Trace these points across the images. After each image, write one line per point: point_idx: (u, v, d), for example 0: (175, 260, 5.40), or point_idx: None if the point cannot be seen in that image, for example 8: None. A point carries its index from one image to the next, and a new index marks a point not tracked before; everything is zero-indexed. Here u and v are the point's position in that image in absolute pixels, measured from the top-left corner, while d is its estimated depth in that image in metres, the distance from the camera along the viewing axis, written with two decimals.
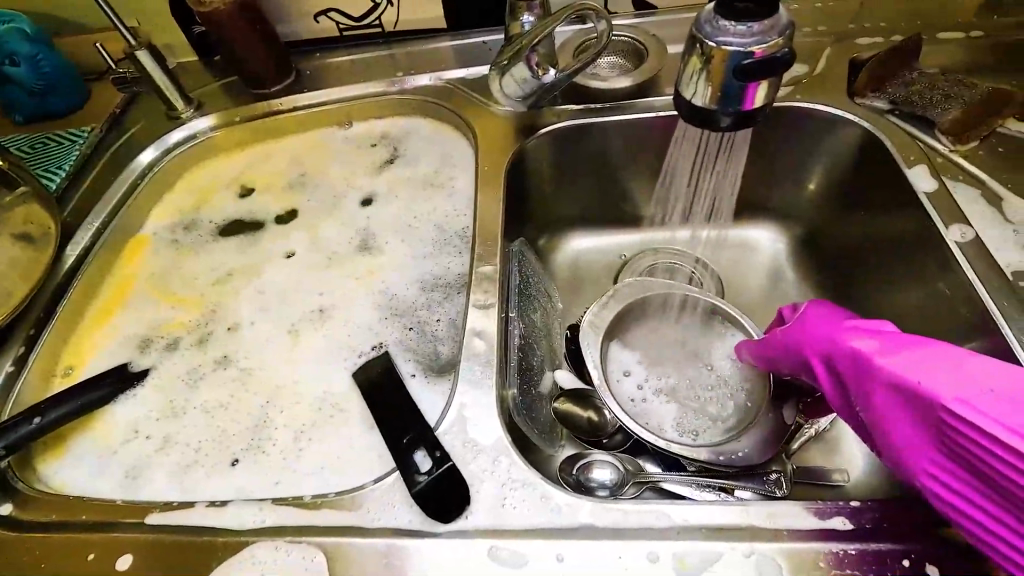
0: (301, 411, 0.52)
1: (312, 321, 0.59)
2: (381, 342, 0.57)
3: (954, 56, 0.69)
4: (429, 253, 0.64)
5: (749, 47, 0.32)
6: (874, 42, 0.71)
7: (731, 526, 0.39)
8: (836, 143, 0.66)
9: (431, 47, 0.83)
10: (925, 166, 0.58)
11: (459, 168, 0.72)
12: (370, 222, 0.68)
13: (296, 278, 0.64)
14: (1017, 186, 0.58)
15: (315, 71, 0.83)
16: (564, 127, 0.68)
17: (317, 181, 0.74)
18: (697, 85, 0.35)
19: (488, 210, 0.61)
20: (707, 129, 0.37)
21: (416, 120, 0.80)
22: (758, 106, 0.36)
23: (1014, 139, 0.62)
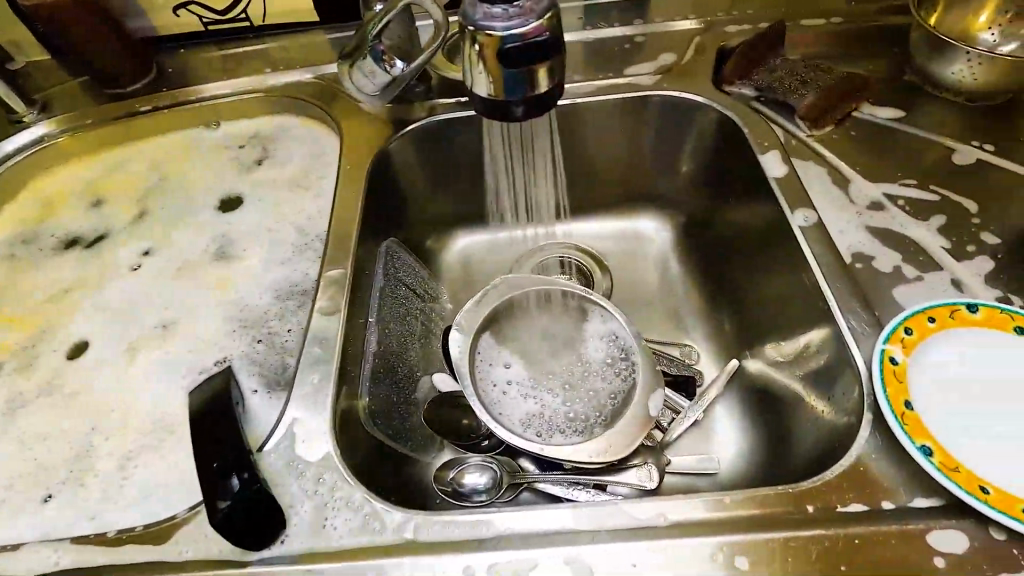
0: (129, 435, 0.50)
1: (155, 338, 0.57)
2: (225, 357, 0.55)
3: (817, 43, 0.71)
4: (286, 260, 0.61)
5: (513, 28, 0.30)
6: (743, 30, 0.72)
7: (554, 531, 0.39)
8: (700, 132, 0.67)
9: (305, 40, 0.79)
10: (777, 152, 0.60)
11: (328, 167, 0.69)
12: (228, 229, 0.65)
13: (148, 292, 0.61)
14: (867, 167, 0.59)
15: (179, 67, 0.78)
16: (433, 121, 0.66)
17: (178, 187, 0.70)
18: (478, 74, 0.33)
19: (344, 211, 0.59)
20: (504, 121, 0.34)
21: (288, 117, 0.75)
22: (548, 93, 0.33)
23: (870, 122, 0.63)
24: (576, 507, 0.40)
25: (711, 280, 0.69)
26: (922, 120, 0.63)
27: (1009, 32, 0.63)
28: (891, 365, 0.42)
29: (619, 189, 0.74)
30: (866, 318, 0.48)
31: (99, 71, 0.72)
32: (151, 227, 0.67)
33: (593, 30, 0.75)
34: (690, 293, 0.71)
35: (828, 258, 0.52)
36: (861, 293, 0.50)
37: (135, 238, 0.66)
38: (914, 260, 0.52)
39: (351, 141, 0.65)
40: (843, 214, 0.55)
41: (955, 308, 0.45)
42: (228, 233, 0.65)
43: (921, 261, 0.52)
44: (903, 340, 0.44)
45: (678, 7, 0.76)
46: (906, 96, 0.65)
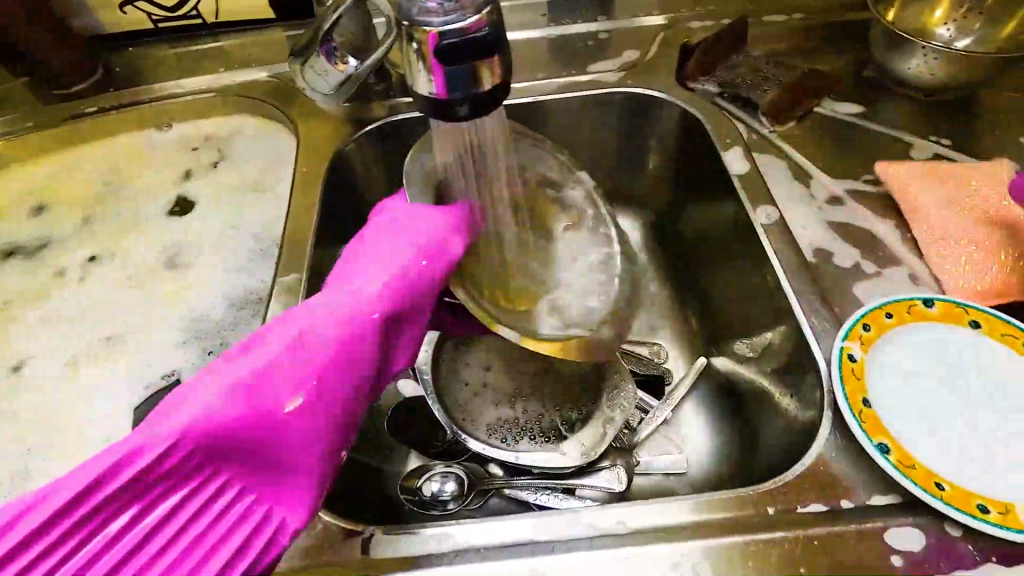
0: (75, 456, 0.48)
1: (102, 351, 0.55)
2: (176, 370, 0.53)
3: (778, 39, 0.71)
4: (241, 267, 0.59)
5: (449, 23, 0.29)
6: (707, 26, 0.72)
7: (514, 543, 0.38)
8: (665, 130, 0.67)
9: (262, 38, 0.76)
10: (740, 149, 0.59)
11: (286, 171, 0.67)
12: (180, 236, 0.63)
13: (95, 302, 0.58)
14: (828, 163, 0.59)
15: (127, 67, 0.74)
16: (393, 121, 0.64)
17: (128, 192, 0.67)
18: (417, 70, 0.31)
19: (299, 216, 0.57)
20: (448, 121, 0.33)
21: (245, 119, 0.72)
22: (491, 91, 0.32)
23: (830, 118, 0.64)
24: (535, 517, 0.39)
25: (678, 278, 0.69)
26: (881, 115, 0.63)
27: (962, 28, 0.64)
28: (850, 362, 0.42)
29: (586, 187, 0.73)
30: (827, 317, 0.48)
31: (39, 71, 0.69)
32: (99, 235, 0.64)
33: (557, 26, 0.74)
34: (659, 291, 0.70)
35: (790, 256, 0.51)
36: (821, 290, 0.50)
37: (82, 247, 0.63)
38: (873, 256, 0.52)
39: (308, 142, 0.63)
40: (804, 211, 0.55)
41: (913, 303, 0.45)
42: (180, 240, 0.62)
43: (880, 256, 0.52)
44: (861, 336, 0.43)
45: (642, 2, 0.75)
46: (866, 91, 0.65)
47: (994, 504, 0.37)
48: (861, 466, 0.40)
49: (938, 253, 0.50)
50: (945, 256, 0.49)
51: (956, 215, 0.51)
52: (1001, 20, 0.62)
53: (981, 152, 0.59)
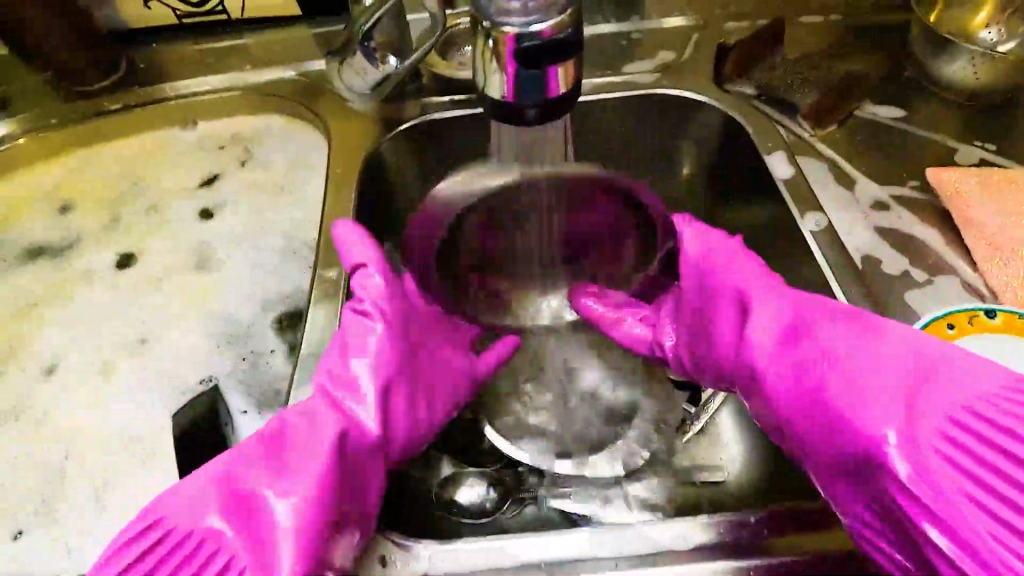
0: (109, 462, 0.48)
1: (132, 355, 0.54)
2: (210, 375, 0.52)
3: (814, 40, 0.70)
4: (272, 270, 0.58)
5: (531, 27, 0.28)
6: (741, 26, 0.71)
7: (571, 559, 0.38)
8: (701, 132, 0.65)
9: (286, 36, 0.74)
10: (782, 152, 0.58)
11: (315, 171, 0.65)
12: (208, 236, 0.62)
13: (124, 304, 0.57)
14: (871, 168, 0.58)
15: (150, 62, 0.73)
16: (425, 121, 0.63)
17: (154, 191, 0.66)
18: (489, 73, 0.30)
19: (333, 217, 0.56)
20: (516, 126, 0.32)
21: (271, 118, 0.71)
22: (565, 96, 0.31)
23: (871, 122, 0.62)
24: (585, 531, 0.39)
25: None
26: (924, 119, 0.62)
27: (1005, 31, 0.63)
28: None
29: None
30: None
31: (63, 65, 0.67)
32: (125, 235, 0.63)
33: (589, 25, 0.73)
34: None
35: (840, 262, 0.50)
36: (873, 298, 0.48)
37: (108, 247, 0.62)
38: (922, 264, 0.51)
39: (339, 143, 0.62)
40: (850, 217, 0.54)
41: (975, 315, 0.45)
42: (208, 241, 0.61)
43: (929, 264, 0.51)
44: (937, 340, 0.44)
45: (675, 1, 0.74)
46: (908, 94, 0.64)
47: None
48: None
49: (990, 261, 0.49)
50: (997, 265, 0.48)
51: (1008, 223, 0.50)
52: None
53: None
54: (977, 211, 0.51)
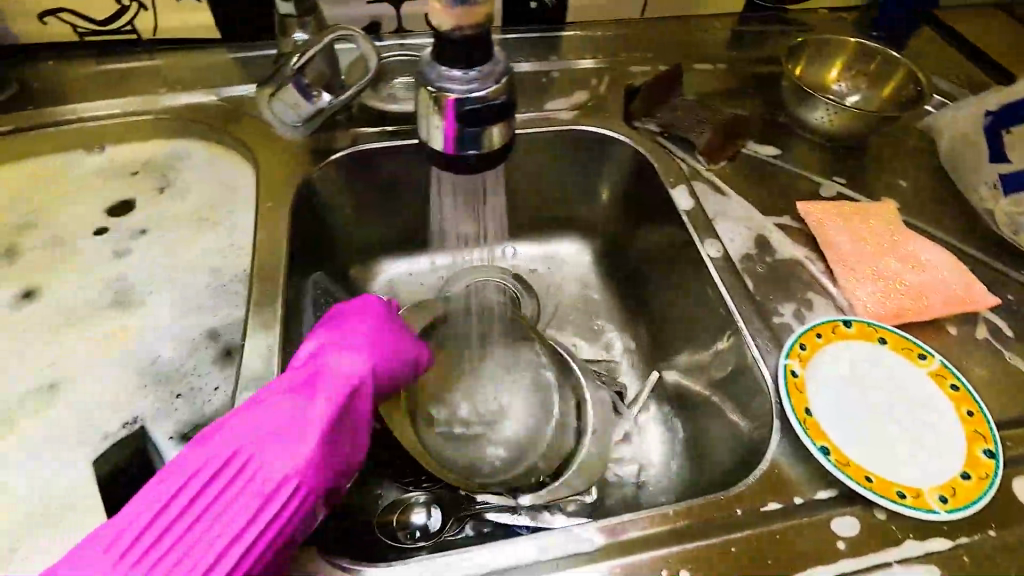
0: (16, 521, 0.44)
1: (40, 403, 0.49)
2: (135, 418, 0.49)
3: (706, 85, 0.80)
4: (200, 305, 0.56)
5: (469, 93, 0.31)
6: (646, 71, 0.80)
7: (527, 562, 0.41)
8: (615, 163, 0.72)
9: (204, 60, 0.72)
10: (684, 186, 0.66)
11: (241, 200, 0.64)
12: (125, 270, 0.58)
13: (29, 346, 0.53)
14: (756, 199, 0.68)
15: (48, 81, 0.68)
16: (357, 151, 0.64)
17: (57, 222, 0.61)
18: (433, 127, 0.33)
19: (265, 250, 0.55)
20: (458, 172, 0.35)
21: (191, 142, 0.69)
22: (501, 148, 0.34)
23: (753, 158, 0.73)
24: (539, 536, 0.42)
25: (625, 299, 0.74)
26: (794, 157, 0.73)
27: (853, 85, 0.76)
28: (791, 378, 0.48)
29: (544, 213, 0.76)
30: (767, 337, 0.54)
31: None
32: (26, 269, 0.58)
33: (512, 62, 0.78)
34: (614, 307, 0.74)
35: (734, 284, 0.58)
36: (761, 314, 0.56)
37: (4, 283, 0.57)
38: (796, 283, 0.60)
39: (268, 173, 0.62)
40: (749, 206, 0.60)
41: (835, 324, 0.52)
42: (125, 275, 0.58)
43: (803, 284, 0.60)
44: (799, 354, 0.50)
45: (588, 45, 0.81)
46: (782, 136, 0.75)
47: (909, 489, 0.43)
48: (809, 466, 0.45)
49: (846, 279, 0.59)
50: (852, 283, 0.58)
51: (858, 250, 0.60)
52: (881, 81, 0.75)
53: (872, 191, 0.70)
54: (838, 239, 0.61)
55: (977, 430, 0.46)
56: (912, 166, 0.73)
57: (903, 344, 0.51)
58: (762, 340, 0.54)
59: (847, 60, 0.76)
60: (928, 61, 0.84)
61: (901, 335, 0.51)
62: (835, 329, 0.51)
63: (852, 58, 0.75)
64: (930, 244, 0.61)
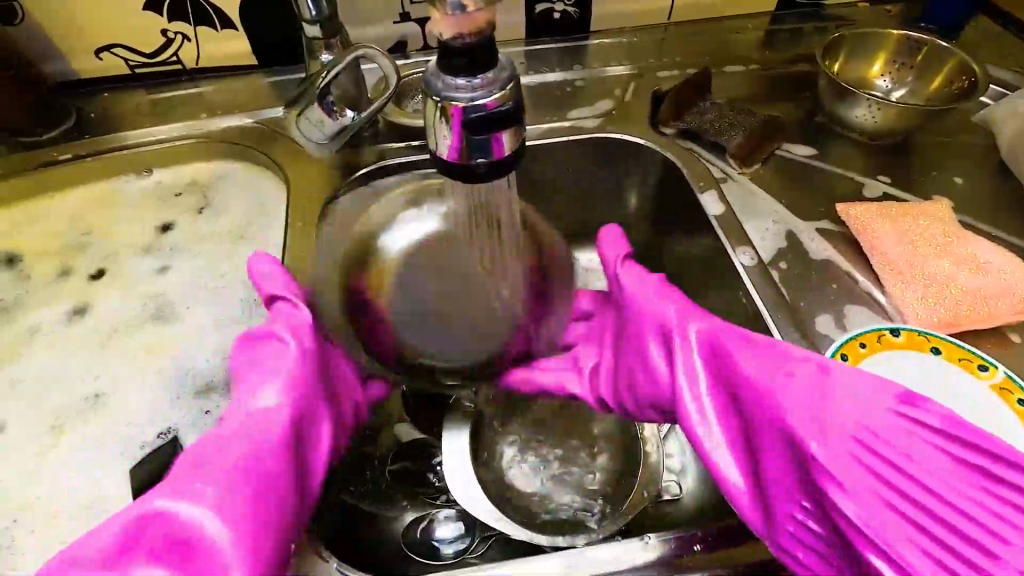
0: (59, 528, 0.46)
1: (83, 413, 0.52)
2: (170, 428, 0.51)
3: (736, 87, 0.78)
4: (233, 319, 0.58)
5: (473, 102, 0.31)
6: (674, 75, 0.78)
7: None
8: (641, 169, 0.70)
9: (242, 86, 0.75)
10: (713, 192, 0.63)
11: (273, 217, 0.66)
12: (166, 286, 0.61)
13: (75, 360, 0.56)
14: (794, 202, 0.65)
15: (102, 112, 0.73)
16: (381, 167, 0.65)
17: (107, 241, 0.65)
18: (439, 134, 0.33)
19: (291, 263, 0.57)
20: (468, 182, 0.34)
21: (228, 164, 0.72)
22: (510, 156, 0.34)
23: (788, 160, 0.69)
24: (565, 555, 0.42)
25: None
26: (834, 157, 0.69)
27: (897, 80, 0.72)
28: None
29: (570, 223, 0.75)
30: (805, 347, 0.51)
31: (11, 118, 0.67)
32: (78, 285, 0.62)
33: (536, 73, 0.78)
34: None
35: (767, 292, 0.55)
36: (799, 325, 0.53)
37: (59, 299, 0.60)
38: (836, 290, 0.56)
39: (299, 190, 0.64)
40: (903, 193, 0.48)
41: (880, 333, 0.48)
42: (166, 291, 0.61)
43: (843, 290, 0.56)
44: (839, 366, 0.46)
45: (614, 52, 0.80)
46: (819, 136, 0.72)
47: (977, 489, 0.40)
48: None
49: (896, 286, 0.54)
50: (901, 290, 0.54)
51: (907, 254, 0.56)
52: (929, 74, 0.70)
53: (921, 189, 0.66)
54: (881, 244, 0.57)
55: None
56: (965, 161, 0.68)
57: (959, 355, 0.47)
58: None
59: (890, 53, 0.71)
60: (986, 51, 0.78)
61: (955, 344, 0.47)
62: (881, 340, 0.47)
63: (894, 52, 0.71)
64: (991, 246, 0.56)
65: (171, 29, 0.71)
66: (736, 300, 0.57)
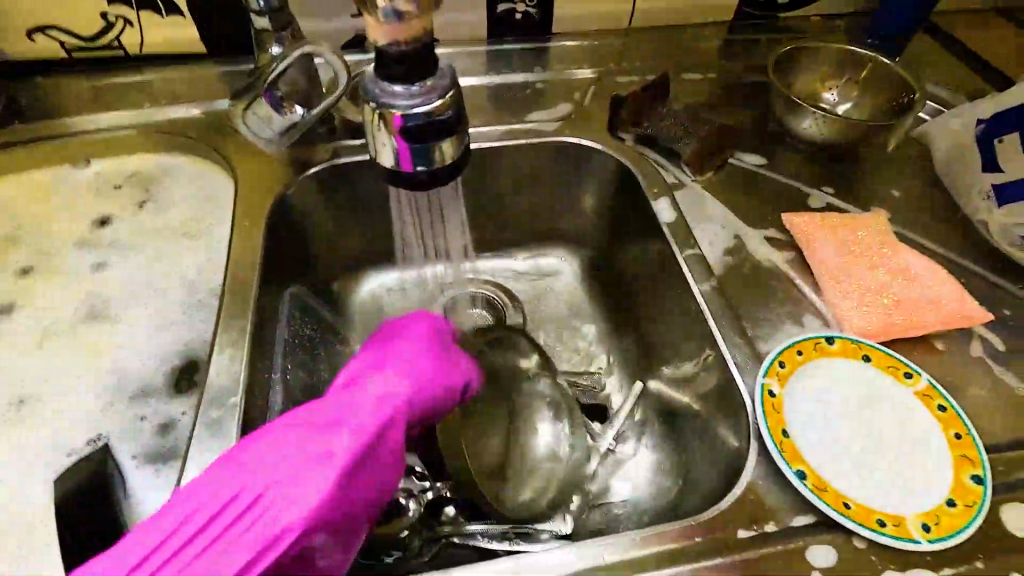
0: None
1: (8, 418, 0.49)
2: (102, 434, 0.48)
3: (694, 94, 0.79)
4: (174, 320, 0.56)
5: (412, 111, 0.30)
6: (634, 80, 0.79)
7: None
8: (599, 174, 0.71)
9: (191, 75, 0.72)
10: (667, 198, 0.64)
11: (220, 213, 0.64)
12: (103, 283, 0.58)
13: (0, 361, 0.52)
14: (745, 210, 0.66)
15: (35, 97, 0.69)
16: (335, 165, 0.64)
17: (39, 235, 0.62)
18: (379, 139, 0.32)
19: (236, 263, 0.55)
20: (410, 188, 0.34)
21: (174, 156, 0.69)
22: (452, 164, 0.33)
23: (740, 168, 0.71)
24: (509, 559, 0.40)
25: (612, 311, 0.73)
26: (783, 167, 0.72)
27: (844, 94, 0.75)
28: (769, 398, 0.46)
29: (529, 225, 0.75)
30: (749, 353, 0.52)
31: None
32: (5, 282, 0.58)
33: (497, 73, 0.78)
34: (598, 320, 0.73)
35: (715, 298, 0.56)
36: (745, 332, 0.54)
37: None
38: (780, 297, 0.58)
39: (248, 186, 0.62)
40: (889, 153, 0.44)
41: (817, 340, 0.50)
42: (103, 289, 0.58)
43: (786, 298, 0.58)
44: (778, 373, 0.48)
45: (575, 55, 0.81)
46: (771, 145, 0.74)
47: (889, 518, 0.41)
48: None
49: (834, 294, 0.57)
50: (839, 298, 0.56)
51: (847, 263, 0.58)
52: (873, 89, 0.73)
53: (864, 201, 0.68)
54: (822, 253, 0.59)
55: (968, 503, 0.41)
56: (906, 175, 0.71)
57: (889, 362, 0.49)
58: (744, 358, 0.52)
59: (838, 68, 0.74)
60: (927, 68, 0.82)
61: (887, 352, 0.49)
62: (818, 348, 0.49)
63: (841, 66, 0.74)
64: (923, 257, 0.59)
65: (112, 12, 0.67)
66: (686, 305, 0.59)
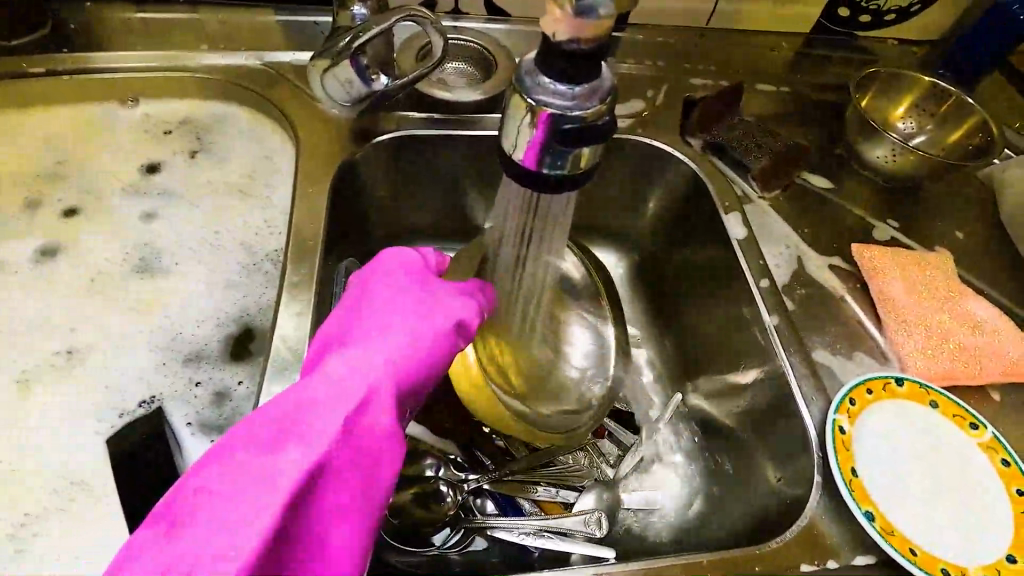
0: (25, 494, 0.42)
1: (55, 369, 0.47)
2: (155, 396, 0.47)
3: (764, 106, 0.77)
4: (229, 282, 0.53)
5: (568, 112, 0.28)
6: (706, 84, 0.76)
7: None
8: (665, 178, 0.69)
9: (249, 19, 0.68)
10: (737, 213, 0.63)
11: (278, 174, 0.61)
12: (155, 235, 0.56)
13: (46, 307, 0.50)
14: (811, 235, 0.65)
15: (84, 24, 0.64)
16: (402, 138, 0.61)
17: (86, 175, 0.58)
18: (521, 136, 0.30)
19: (299, 231, 0.53)
20: (538, 190, 0.32)
21: (229, 106, 0.65)
22: (587, 171, 0.32)
23: (807, 189, 0.70)
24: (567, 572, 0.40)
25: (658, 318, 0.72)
26: (849, 193, 0.70)
27: (917, 125, 0.73)
28: (839, 435, 0.46)
29: (582, 220, 0.73)
30: (813, 384, 0.52)
31: None
32: (49, 222, 0.55)
33: None
34: (641, 324, 0.71)
35: (780, 323, 0.56)
36: (808, 361, 0.54)
37: (26, 236, 0.54)
38: (842, 328, 0.58)
39: (311, 150, 0.59)
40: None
41: (887, 380, 0.50)
42: (154, 241, 0.55)
43: (848, 330, 0.58)
44: (848, 409, 0.48)
45: (649, 49, 0.78)
46: (838, 169, 0.73)
47: (953, 568, 0.41)
48: None
49: (898, 332, 0.56)
50: (903, 337, 0.56)
51: (912, 302, 0.58)
52: (949, 124, 0.72)
53: (926, 238, 0.68)
54: (889, 287, 0.59)
55: None
56: (970, 216, 0.70)
57: (955, 411, 0.49)
58: (808, 389, 0.52)
59: (916, 98, 0.72)
60: (997, 108, 0.81)
61: (953, 400, 0.49)
62: (888, 388, 0.49)
63: (920, 97, 0.72)
64: (985, 304, 0.59)
65: None
66: (748, 326, 0.58)
